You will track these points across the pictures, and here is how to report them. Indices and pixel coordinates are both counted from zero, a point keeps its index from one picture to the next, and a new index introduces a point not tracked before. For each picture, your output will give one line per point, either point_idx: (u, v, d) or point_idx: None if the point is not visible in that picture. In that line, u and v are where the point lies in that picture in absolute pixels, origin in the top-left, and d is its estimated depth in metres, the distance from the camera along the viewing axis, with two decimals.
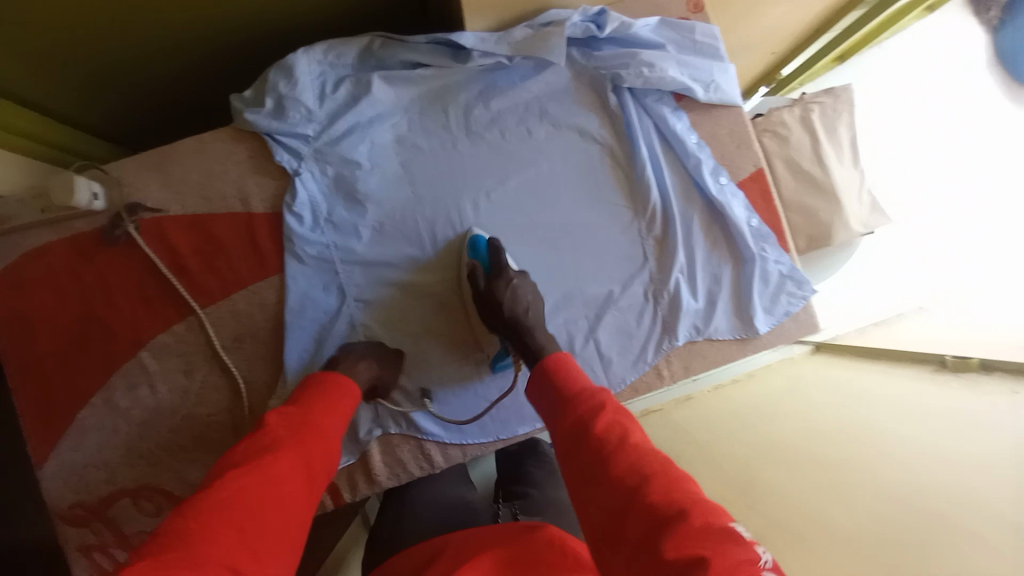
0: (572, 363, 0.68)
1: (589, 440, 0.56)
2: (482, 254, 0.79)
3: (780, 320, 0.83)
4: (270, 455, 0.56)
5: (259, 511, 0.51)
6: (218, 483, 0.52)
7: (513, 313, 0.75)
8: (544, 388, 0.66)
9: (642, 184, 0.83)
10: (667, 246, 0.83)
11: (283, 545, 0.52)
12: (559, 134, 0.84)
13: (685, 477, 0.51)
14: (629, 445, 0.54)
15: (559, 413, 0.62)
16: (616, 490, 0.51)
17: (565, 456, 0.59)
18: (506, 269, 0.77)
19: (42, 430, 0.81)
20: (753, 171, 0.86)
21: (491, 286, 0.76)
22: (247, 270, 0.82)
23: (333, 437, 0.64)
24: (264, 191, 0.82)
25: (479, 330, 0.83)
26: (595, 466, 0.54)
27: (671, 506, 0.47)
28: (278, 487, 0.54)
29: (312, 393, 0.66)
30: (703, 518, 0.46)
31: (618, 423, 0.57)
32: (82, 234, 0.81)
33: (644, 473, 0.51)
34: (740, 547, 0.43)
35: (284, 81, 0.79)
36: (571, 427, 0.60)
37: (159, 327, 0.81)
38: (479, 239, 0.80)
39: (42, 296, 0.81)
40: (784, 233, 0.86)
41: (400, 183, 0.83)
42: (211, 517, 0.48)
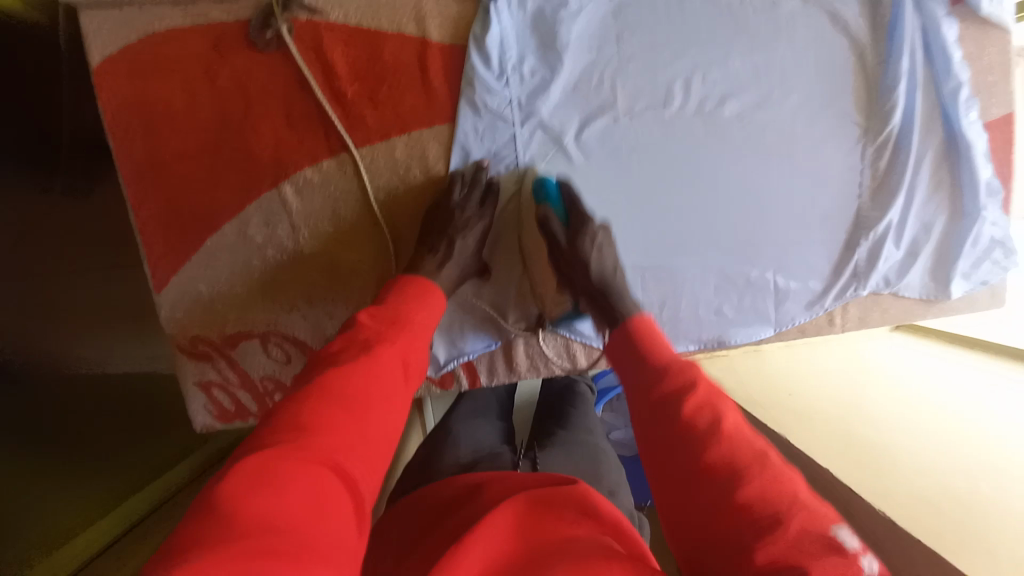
0: (655, 330, 0.61)
1: (668, 423, 0.50)
2: (554, 199, 0.71)
3: (972, 287, 0.77)
4: (374, 366, 0.52)
5: (373, 409, 0.48)
6: (323, 376, 0.49)
7: (602, 272, 0.70)
8: (619, 349, 0.62)
9: (886, 101, 0.70)
10: (888, 182, 0.72)
11: (380, 467, 0.47)
12: (805, 15, 0.69)
13: (791, 472, 0.44)
14: (721, 433, 0.46)
15: (645, 389, 0.55)
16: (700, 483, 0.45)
17: (643, 431, 0.52)
18: (582, 227, 0.70)
19: (163, 254, 0.73)
20: (1004, 115, 0.74)
21: (574, 241, 0.70)
22: (411, 111, 0.69)
23: (425, 340, 0.60)
24: (443, 14, 0.67)
25: (547, 298, 0.78)
26: (670, 443, 0.48)
27: (766, 508, 0.40)
28: (382, 391, 0.50)
29: (403, 295, 0.62)
30: (802, 524, 0.39)
31: (711, 403, 0.49)
32: (218, 24, 0.66)
33: (735, 469, 0.44)
34: (843, 558, 0.37)
35: None
36: (653, 406, 0.52)
37: (303, 160, 0.70)
38: (547, 184, 0.71)
39: (166, 98, 0.68)
40: (1009, 194, 0.76)
41: (604, 40, 0.69)
42: (329, 406, 0.46)
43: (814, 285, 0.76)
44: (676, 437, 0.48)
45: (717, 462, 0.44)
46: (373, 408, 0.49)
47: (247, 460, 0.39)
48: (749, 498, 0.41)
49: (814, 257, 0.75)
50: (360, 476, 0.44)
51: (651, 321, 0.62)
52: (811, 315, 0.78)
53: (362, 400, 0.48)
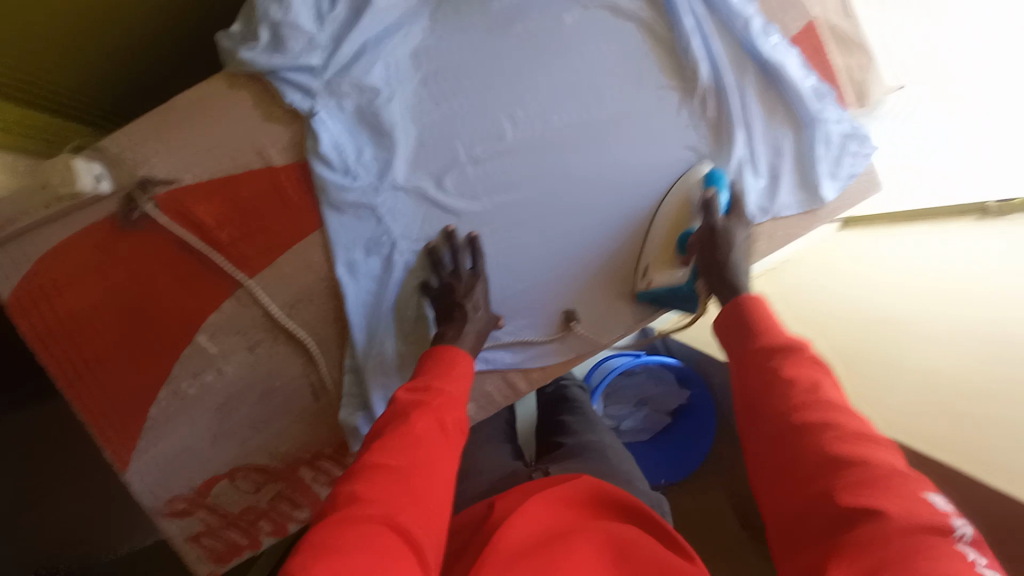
0: (771, 308, 0.63)
1: (767, 383, 0.54)
2: (722, 191, 0.73)
3: (844, 183, 0.80)
4: (413, 429, 0.57)
5: (422, 477, 0.54)
6: (371, 454, 0.55)
7: (739, 262, 0.71)
8: (732, 313, 0.64)
9: (690, 59, 0.76)
10: (723, 125, 0.77)
11: (435, 514, 0.53)
12: (589, 17, 0.76)
13: (889, 452, 0.46)
14: (826, 402, 0.50)
15: (745, 335, 0.61)
16: (793, 447, 0.49)
17: (742, 373, 0.58)
18: (740, 211, 0.73)
19: (118, 434, 0.77)
20: (806, 23, 0.78)
21: (730, 224, 0.72)
22: (282, 230, 0.75)
23: (461, 402, 0.64)
24: (278, 140, 0.74)
25: (657, 264, 0.80)
26: (762, 404, 0.53)
27: (859, 460, 0.44)
28: (424, 451, 0.56)
29: (433, 365, 0.67)
30: (891, 483, 0.42)
31: (807, 371, 0.53)
32: (93, 224, 0.73)
33: (824, 422, 0.48)
34: (929, 523, 0.39)
35: (275, 5, 0.69)
36: (756, 355, 0.57)
37: (206, 308, 0.75)
38: (715, 176, 0.75)
39: (73, 302, 0.74)
40: (840, 89, 0.80)
41: (425, 106, 0.75)
42: (380, 480, 0.52)
43: None
44: (773, 403, 0.52)
45: (813, 422, 0.48)
46: (422, 462, 0.55)
47: (316, 531, 0.46)
48: (835, 454, 0.45)
49: (689, 214, 0.79)
50: (421, 527, 0.50)
51: (765, 298, 0.64)
52: None
53: (410, 470, 0.54)
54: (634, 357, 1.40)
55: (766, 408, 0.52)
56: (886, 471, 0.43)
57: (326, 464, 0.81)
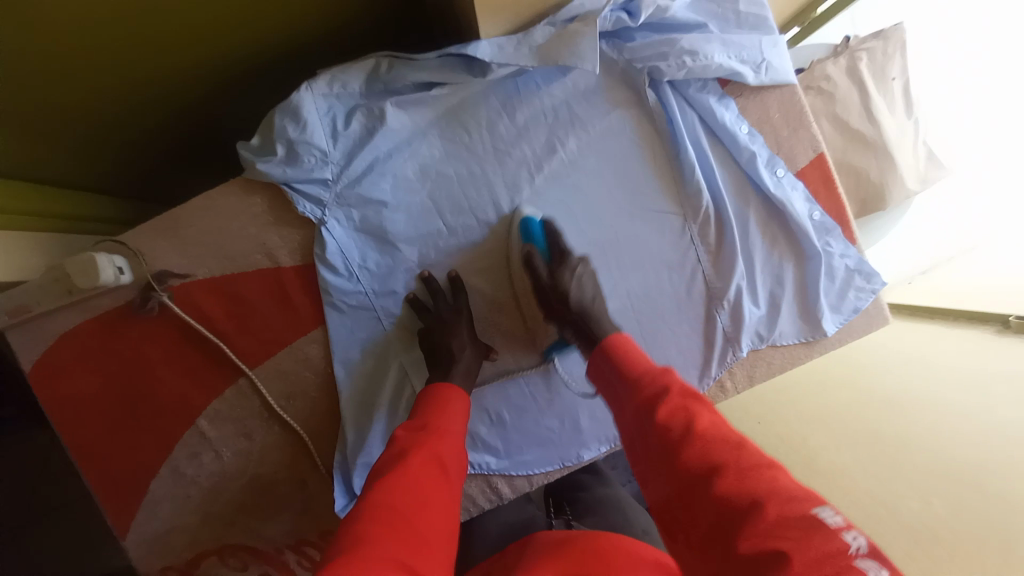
0: (633, 345, 0.68)
1: (654, 450, 0.54)
2: (538, 239, 0.75)
3: (847, 317, 0.78)
4: (408, 466, 0.58)
5: (427, 518, 0.54)
6: (370, 494, 0.55)
7: (582, 301, 0.74)
8: (600, 367, 0.68)
9: (692, 186, 0.75)
10: (724, 252, 0.77)
11: (436, 548, 0.53)
12: (592, 140, 0.76)
13: (780, 474, 0.47)
14: (694, 434, 0.52)
15: (626, 397, 0.62)
16: (688, 484, 0.49)
17: (632, 442, 0.59)
18: (565, 255, 0.75)
19: (117, 507, 0.81)
20: (813, 157, 0.77)
21: (555, 275, 0.76)
22: (285, 326, 0.79)
23: (457, 439, 0.65)
24: (287, 243, 0.77)
25: (566, 296, 0.79)
26: (660, 460, 0.53)
27: (746, 498, 0.44)
28: (422, 491, 0.56)
29: (427, 403, 0.68)
30: (781, 509, 0.43)
31: (681, 409, 0.55)
32: (112, 310, 0.78)
33: (712, 464, 0.49)
34: (825, 539, 0.39)
35: (290, 124, 0.71)
36: (640, 421, 0.58)
37: (209, 395, 0.79)
38: (531, 224, 0.76)
39: (89, 379, 0.79)
40: (849, 222, 0.78)
41: (429, 218, 0.78)
42: (382, 517, 0.52)
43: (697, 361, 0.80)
44: (658, 453, 0.54)
45: (693, 467, 0.50)
46: (416, 501, 0.55)
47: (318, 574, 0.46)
48: (722, 495, 0.46)
49: (682, 334, 0.79)
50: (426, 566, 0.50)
51: (628, 337, 0.69)
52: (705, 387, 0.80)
53: (406, 504, 0.54)
54: None
55: (656, 461, 0.53)
56: (783, 498, 0.44)
57: (311, 549, 0.84)
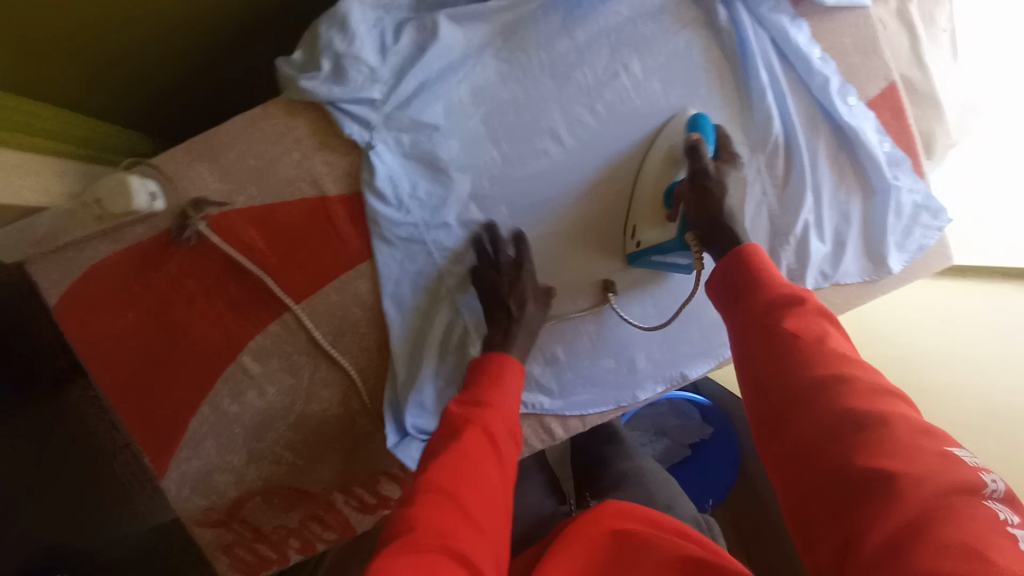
0: (765, 257, 0.61)
1: (772, 345, 0.50)
2: (709, 134, 0.67)
3: (911, 256, 0.77)
4: (461, 441, 0.55)
5: (481, 500, 0.52)
6: (425, 473, 0.53)
7: (734, 206, 0.64)
8: (727, 272, 0.59)
9: (761, 114, 0.72)
10: (792, 185, 0.74)
11: (490, 536, 0.50)
12: (656, 62, 0.72)
13: (904, 406, 0.44)
14: (823, 345, 0.48)
15: (737, 296, 0.57)
16: (807, 388, 0.46)
17: (739, 340, 0.54)
18: (732, 154, 0.67)
19: (156, 446, 0.79)
20: (885, 87, 0.74)
21: (720, 170, 0.65)
22: (331, 259, 0.75)
23: (512, 416, 0.62)
24: (333, 169, 0.73)
25: (646, 221, 0.74)
26: (775, 367, 0.49)
27: (874, 415, 0.42)
28: (477, 469, 0.53)
29: (481, 376, 0.65)
30: (907, 433, 0.41)
31: (817, 324, 0.50)
32: (145, 239, 0.73)
33: (837, 376, 0.46)
34: (955, 470, 0.38)
35: (338, 35, 0.66)
36: (755, 319, 0.54)
37: (252, 330, 0.76)
38: (701, 119, 0.69)
39: (124, 313, 0.76)
40: (917, 155, 0.76)
41: (483, 144, 0.74)
42: (437, 501, 0.50)
43: None
44: (777, 359, 0.49)
45: (818, 375, 0.46)
46: (468, 473, 0.53)
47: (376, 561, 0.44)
48: (848, 411, 0.43)
49: None
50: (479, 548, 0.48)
51: (760, 248, 0.62)
52: None
53: (461, 486, 0.52)
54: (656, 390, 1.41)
55: (772, 366, 0.49)
56: (907, 426, 0.41)
57: (359, 489, 0.83)
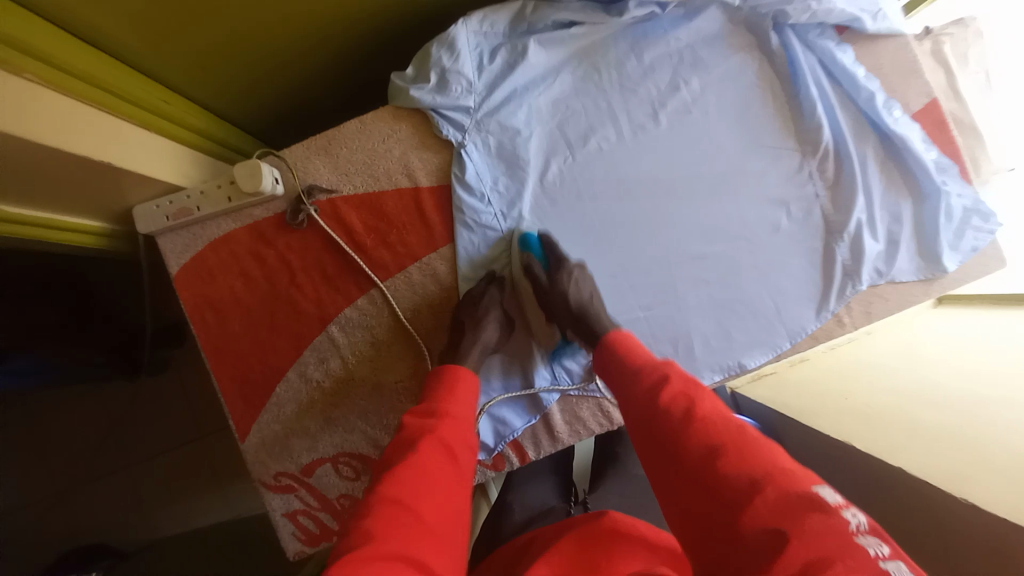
0: (635, 340, 0.70)
1: (657, 429, 0.56)
2: (536, 249, 0.81)
3: (965, 256, 0.80)
4: (416, 454, 0.58)
5: (438, 501, 0.55)
6: (378, 485, 0.55)
7: (580, 299, 0.77)
8: (608, 365, 0.69)
9: (812, 123, 0.80)
10: (842, 186, 0.80)
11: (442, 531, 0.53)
12: (714, 80, 0.82)
13: (771, 450, 0.48)
14: (694, 416, 0.54)
15: (631, 384, 0.64)
16: (694, 467, 0.50)
17: (637, 432, 0.59)
18: (560, 261, 0.80)
19: (243, 409, 0.86)
20: (927, 102, 0.81)
21: (552, 279, 0.79)
22: (417, 241, 0.85)
23: (466, 423, 0.67)
24: (427, 165, 0.84)
25: (539, 323, 0.87)
26: (666, 447, 0.54)
27: (751, 478, 0.45)
28: (434, 482, 0.56)
29: (437, 388, 0.70)
30: (782, 489, 0.44)
31: (684, 394, 0.57)
32: (262, 220, 0.85)
33: (712, 446, 0.50)
34: (826, 515, 0.41)
35: (445, 54, 0.80)
36: (643, 406, 0.60)
37: (340, 303, 0.85)
38: (530, 238, 0.82)
39: (233, 283, 0.86)
40: (964, 163, 0.81)
41: (557, 147, 0.84)
42: (387, 508, 0.52)
43: (812, 294, 0.82)
44: (670, 458, 0.53)
45: (700, 450, 0.50)
46: (421, 487, 0.55)
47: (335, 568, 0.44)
48: (728, 476, 0.47)
49: (798, 267, 0.82)
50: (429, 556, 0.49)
51: (629, 333, 0.71)
52: (821, 321, 0.82)
53: (416, 497, 0.54)
54: None
55: (671, 470, 0.52)
56: (782, 476, 0.45)
57: None
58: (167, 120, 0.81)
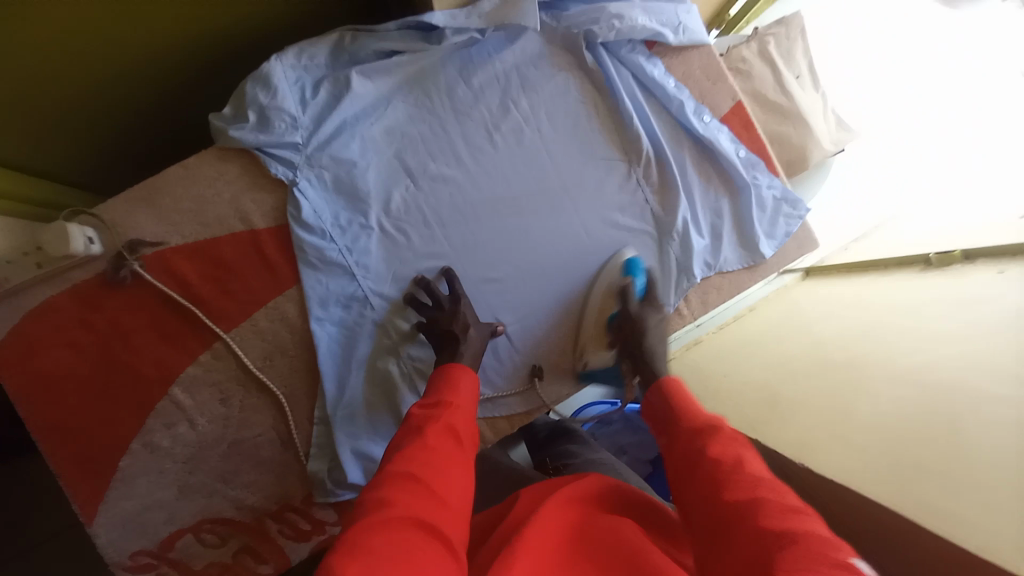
0: (686, 391, 0.75)
1: (705, 473, 0.62)
2: (638, 277, 0.83)
3: (780, 241, 0.88)
4: (426, 439, 0.64)
5: (445, 484, 0.61)
6: (395, 462, 0.62)
7: (650, 345, 0.81)
8: (659, 410, 0.75)
9: (633, 133, 0.85)
10: (667, 190, 0.86)
11: (449, 505, 0.60)
12: (541, 99, 0.85)
13: (807, 518, 0.52)
14: (744, 471, 0.60)
15: (681, 434, 0.70)
16: (726, 515, 0.56)
17: (678, 477, 0.66)
18: (653, 299, 0.83)
19: (85, 490, 0.78)
20: (732, 104, 0.88)
21: (645, 311, 0.82)
22: (261, 287, 0.81)
23: (468, 413, 0.71)
24: (261, 206, 0.81)
25: (591, 347, 0.88)
26: (722, 485, 0.59)
27: (788, 531, 0.51)
28: (444, 462, 0.63)
29: (438, 382, 0.73)
30: (807, 547, 0.48)
31: (734, 450, 0.63)
32: (82, 283, 0.78)
33: (751, 498, 0.56)
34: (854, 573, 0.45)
35: (262, 91, 0.77)
36: (696, 461, 0.65)
37: (183, 362, 0.79)
38: (633, 264, 0.84)
39: (56, 357, 0.78)
40: (770, 158, 0.89)
41: (397, 175, 0.84)
42: (404, 483, 0.59)
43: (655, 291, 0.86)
44: (699, 486, 0.62)
45: (739, 500, 0.56)
46: (435, 466, 0.61)
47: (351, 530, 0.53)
48: (768, 525, 0.52)
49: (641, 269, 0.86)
50: (445, 525, 0.57)
51: (681, 381, 0.76)
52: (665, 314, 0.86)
53: (428, 474, 0.61)
54: (609, 404, 1.37)
55: (697, 497, 0.61)
56: (811, 539, 0.49)
57: (292, 515, 0.83)
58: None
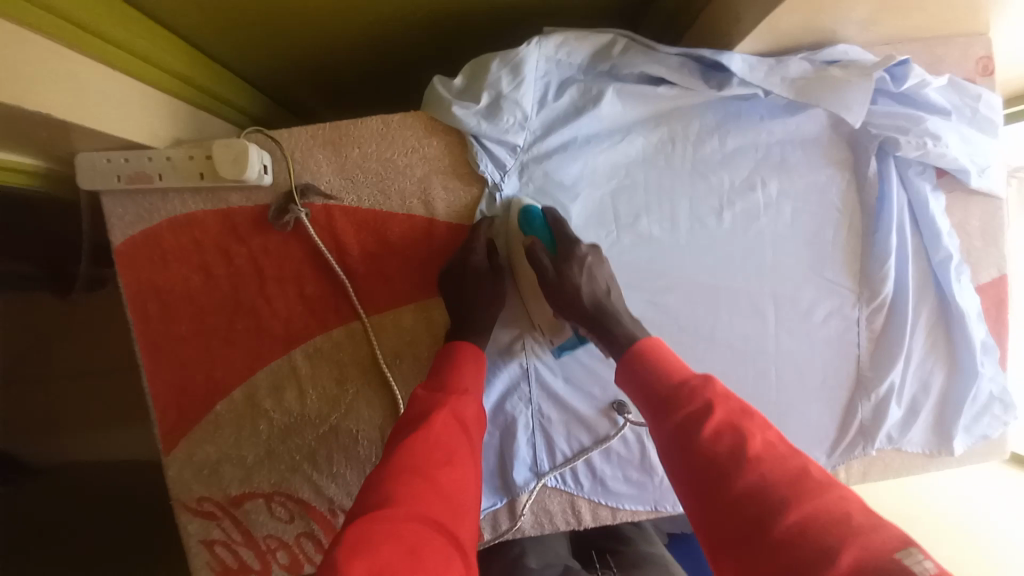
0: (664, 350, 0.59)
1: (706, 471, 0.48)
2: (540, 231, 0.68)
3: (974, 441, 0.77)
4: (431, 426, 0.55)
5: (455, 485, 0.52)
6: (398, 452, 0.52)
7: (595, 297, 0.66)
8: (634, 376, 0.58)
9: (879, 273, 0.72)
10: (885, 344, 0.74)
11: (460, 505, 0.51)
12: (792, 191, 0.73)
13: (847, 497, 0.42)
14: (745, 457, 0.46)
15: (663, 413, 0.53)
16: (745, 518, 0.44)
17: (675, 468, 0.51)
18: (570, 249, 0.67)
19: (175, 419, 0.73)
20: (995, 276, 0.75)
21: (560, 273, 0.67)
22: (419, 282, 0.72)
23: (477, 398, 0.63)
24: (450, 196, 0.71)
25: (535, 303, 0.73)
26: (716, 497, 0.46)
27: (817, 530, 0.40)
28: (445, 449, 0.54)
29: (444, 363, 0.64)
30: (856, 552, 0.38)
31: (731, 426, 0.49)
32: (237, 209, 0.69)
33: (766, 500, 0.43)
34: None
35: (506, 76, 0.65)
36: (683, 446, 0.50)
37: (314, 329, 0.72)
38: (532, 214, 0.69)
39: (188, 275, 0.70)
40: (1006, 350, 0.77)
41: (603, 216, 0.73)
42: (411, 478, 0.49)
43: (823, 439, 0.78)
44: (703, 471, 0.48)
45: (751, 496, 0.44)
46: (441, 457, 0.52)
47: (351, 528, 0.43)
48: (789, 540, 0.40)
49: (817, 414, 0.77)
50: (451, 520, 0.48)
51: (659, 343, 0.60)
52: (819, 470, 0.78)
53: (432, 465, 0.51)
54: None
55: (704, 491, 0.47)
56: (859, 538, 0.39)
57: None
58: (124, 51, 0.58)
